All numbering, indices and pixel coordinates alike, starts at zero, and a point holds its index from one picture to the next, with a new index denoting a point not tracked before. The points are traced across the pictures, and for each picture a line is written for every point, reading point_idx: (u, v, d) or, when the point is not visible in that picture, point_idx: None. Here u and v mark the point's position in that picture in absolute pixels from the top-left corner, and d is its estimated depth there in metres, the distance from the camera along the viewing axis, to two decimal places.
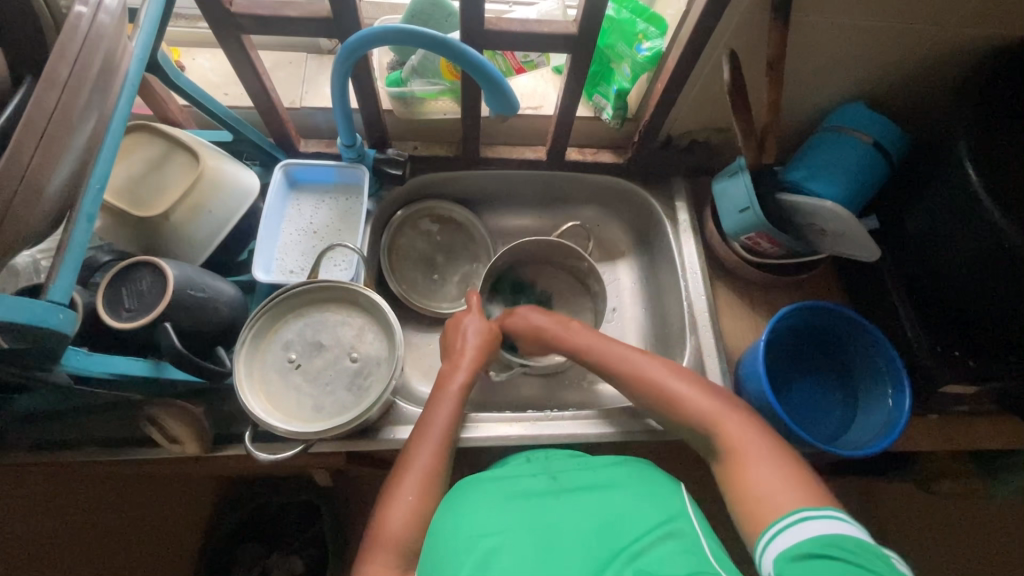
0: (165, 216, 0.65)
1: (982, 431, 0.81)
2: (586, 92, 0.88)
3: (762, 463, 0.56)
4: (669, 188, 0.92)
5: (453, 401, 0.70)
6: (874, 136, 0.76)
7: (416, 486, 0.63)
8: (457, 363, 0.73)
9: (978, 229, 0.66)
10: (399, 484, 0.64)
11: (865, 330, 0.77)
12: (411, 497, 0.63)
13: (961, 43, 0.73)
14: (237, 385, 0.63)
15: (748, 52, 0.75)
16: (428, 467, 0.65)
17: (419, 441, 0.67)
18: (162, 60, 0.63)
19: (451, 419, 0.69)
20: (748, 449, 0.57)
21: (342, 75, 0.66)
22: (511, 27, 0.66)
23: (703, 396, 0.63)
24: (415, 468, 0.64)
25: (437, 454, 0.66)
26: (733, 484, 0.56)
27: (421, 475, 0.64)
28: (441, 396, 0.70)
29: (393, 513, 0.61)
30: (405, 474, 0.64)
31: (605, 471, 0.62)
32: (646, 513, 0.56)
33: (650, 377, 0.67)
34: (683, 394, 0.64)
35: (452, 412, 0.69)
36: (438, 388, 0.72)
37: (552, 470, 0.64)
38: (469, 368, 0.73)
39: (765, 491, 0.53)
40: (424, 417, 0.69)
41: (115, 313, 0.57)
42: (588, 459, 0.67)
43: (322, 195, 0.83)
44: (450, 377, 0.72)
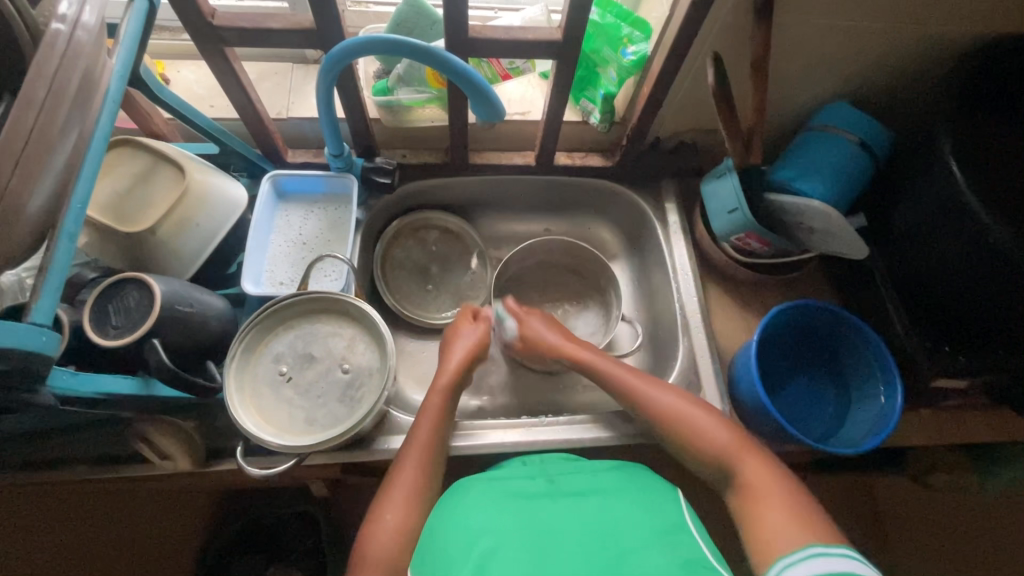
0: (152, 231, 0.65)
1: (974, 425, 0.82)
2: (573, 96, 0.88)
3: (775, 504, 0.56)
4: (659, 190, 0.92)
5: (433, 415, 0.69)
6: (859, 135, 0.77)
7: (398, 503, 0.62)
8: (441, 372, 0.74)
9: (963, 227, 0.66)
10: (383, 498, 0.63)
11: (853, 326, 0.78)
12: (389, 516, 0.62)
13: (942, 41, 0.74)
14: (227, 400, 0.62)
15: (733, 54, 0.75)
16: (410, 485, 0.64)
17: (404, 456, 0.66)
18: (145, 75, 0.63)
19: (432, 435, 0.68)
20: (765, 488, 0.58)
21: (327, 85, 0.66)
22: (495, 34, 0.66)
23: (732, 433, 0.64)
24: (399, 484, 0.64)
25: (422, 468, 0.65)
26: (750, 522, 0.57)
27: (407, 490, 0.64)
28: (425, 409, 0.70)
29: (375, 533, 0.60)
30: (392, 490, 0.64)
31: (597, 478, 0.64)
32: (643, 518, 0.57)
33: (669, 409, 0.68)
34: (706, 425, 0.65)
35: (435, 426, 0.69)
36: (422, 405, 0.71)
37: (549, 474, 0.65)
38: (455, 374, 0.74)
39: (781, 526, 0.54)
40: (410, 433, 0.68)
41: (101, 330, 0.57)
42: (582, 463, 0.67)
43: (310, 205, 0.83)
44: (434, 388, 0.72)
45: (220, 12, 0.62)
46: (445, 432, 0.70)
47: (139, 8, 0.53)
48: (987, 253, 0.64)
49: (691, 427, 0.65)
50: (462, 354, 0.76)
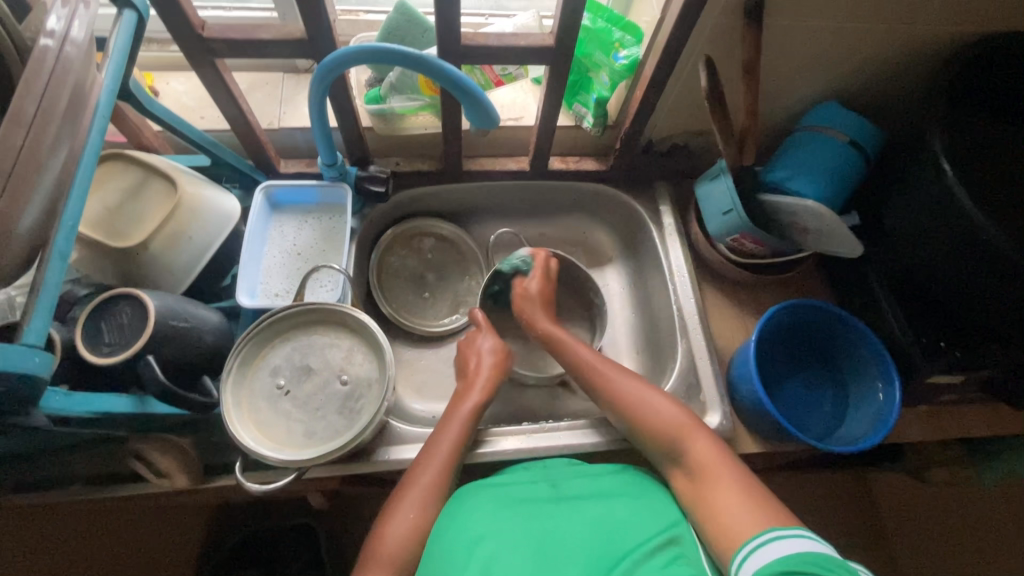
0: (144, 245, 0.64)
1: (968, 420, 0.82)
2: (566, 101, 0.88)
3: (725, 486, 0.57)
4: (653, 193, 0.93)
5: (460, 419, 0.70)
6: (851, 134, 0.77)
7: (419, 503, 0.62)
8: (471, 385, 0.73)
9: (954, 225, 0.66)
10: (402, 497, 0.63)
11: (850, 324, 0.78)
12: (412, 513, 0.62)
13: (929, 40, 0.75)
14: (225, 415, 0.61)
15: (724, 57, 0.75)
16: (434, 482, 0.64)
17: (427, 457, 0.66)
18: (135, 88, 0.62)
19: (460, 437, 0.68)
20: (713, 468, 0.59)
21: (318, 96, 0.65)
22: (487, 41, 0.66)
23: (680, 415, 0.65)
24: (419, 485, 0.63)
25: (444, 468, 0.65)
26: (701, 500, 0.59)
27: (427, 492, 0.63)
28: (451, 415, 0.70)
29: (394, 528, 0.61)
30: (409, 490, 0.63)
31: (601, 481, 0.63)
32: (644, 522, 0.57)
33: (625, 394, 0.69)
34: (660, 408, 0.66)
35: (463, 427, 0.69)
36: (449, 407, 0.72)
37: (550, 478, 0.64)
38: (484, 389, 0.73)
39: (732, 505, 0.56)
40: (435, 436, 0.68)
41: (95, 349, 0.56)
42: (583, 465, 0.66)
43: (304, 216, 0.82)
44: (465, 399, 0.72)
45: (209, 24, 0.61)
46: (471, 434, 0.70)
47: (127, 22, 0.52)
48: (979, 252, 0.64)
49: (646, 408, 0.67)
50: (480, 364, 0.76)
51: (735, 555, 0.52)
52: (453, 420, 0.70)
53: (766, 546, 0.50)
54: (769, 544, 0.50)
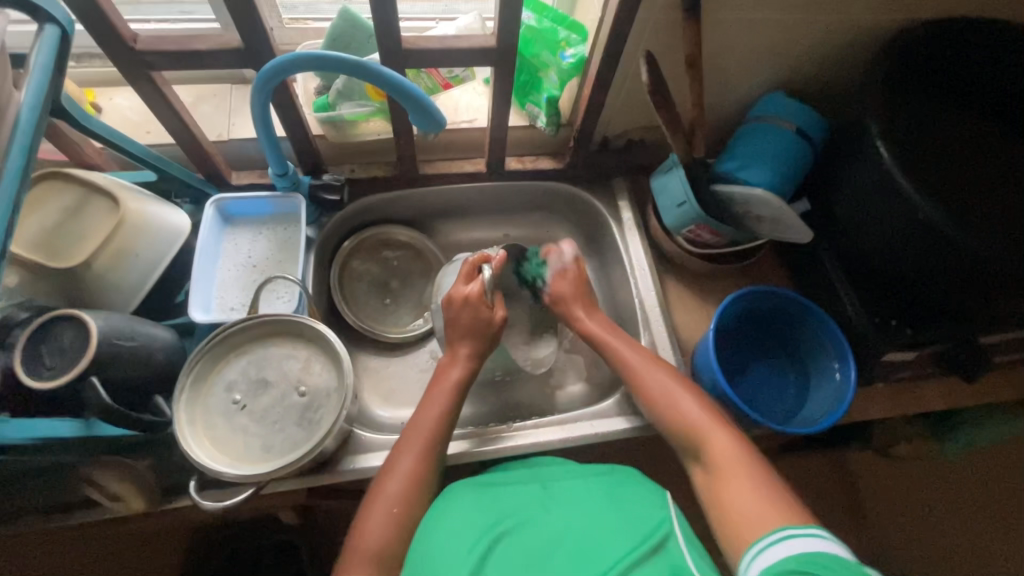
0: (87, 265, 0.62)
1: (924, 396, 0.85)
2: (518, 101, 0.89)
3: (740, 477, 0.58)
4: (611, 188, 0.94)
5: (444, 397, 0.68)
6: (795, 122, 0.80)
7: (402, 497, 0.62)
8: (454, 356, 0.71)
9: (894, 204, 0.68)
10: (382, 488, 0.62)
11: (805, 308, 0.80)
12: (395, 508, 0.61)
13: (864, 27, 0.77)
14: (178, 433, 0.60)
15: (668, 52, 0.77)
16: (414, 473, 0.63)
17: (407, 443, 0.65)
18: (69, 105, 0.61)
19: (441, 416, 0.67)
20: (732, 463, 0.59)
21: (262, 104, 0.64)
22: (430, 44, 0.66)
23: (706, 412, 0.65)
24: (397, 473, 0.63)
25: (424, 459, 0.64)
26: (716, 500, 0.58)
27: (404, 480, 0.63)
28: (434, 393, 0.69)
29: (372, 524, 0.60)
30: (388, 477, 0.63)
31: (588, 483, 0.64)
32: (629, 524, 0.56)
33: (650, 387, 0.69)
34: (690, 411, 0.65)
35: (444, 408, 0.67)
36: (432, 382, 0.71)
37: (543, 481, 0.65)
38: (466, 360, 0.71)
39: (749, 503, 0.55)
40: (414, 418, 0.67)
41: (35, 373, 0.54)
42: (568, 468, 0.67)
43: (258, 227, 0.81)
44: (446, 375, 0.70)
45: (142, 37, 0.60)
46: (453, 415, 0.68)
47: (49, 38, 0.50)
48: (918, 231, 0.66)
49: (675, 402, 0.66)
50: (459, 371, 0.70)
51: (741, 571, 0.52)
52: (433, 397, 0.69)
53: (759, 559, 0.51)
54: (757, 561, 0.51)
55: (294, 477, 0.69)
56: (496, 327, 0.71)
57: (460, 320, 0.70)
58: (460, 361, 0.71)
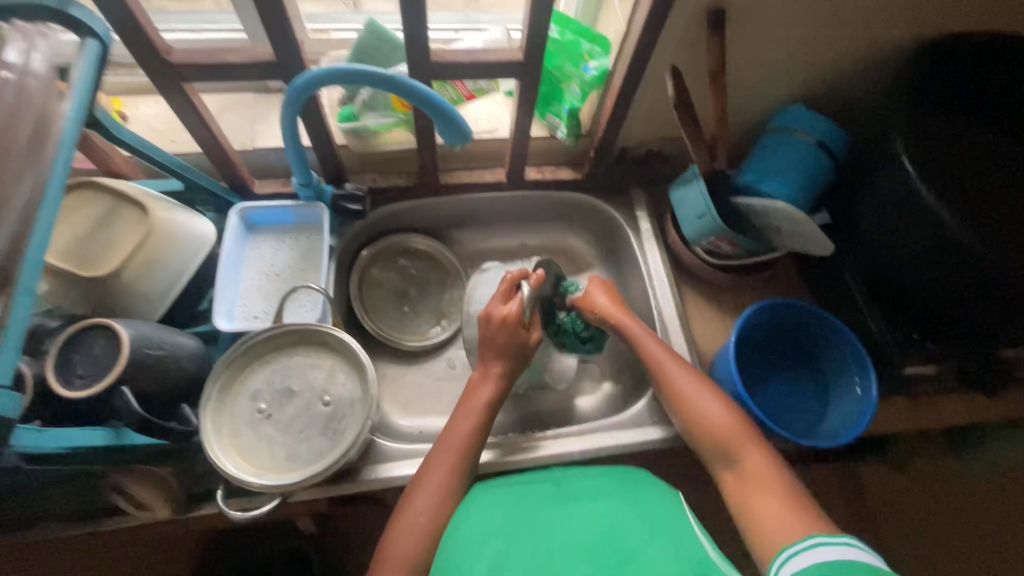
0: (116, 274, 0.63)
1: (946, 409, 0.84)
2: (540, 112, 0.89)
3: (764, 492, 0.58)
4: (629, 199, 0.94)
5: (474, 414, 0.68)
6: (817, 136, 0.79)
7: (431, 507, 0.61)
8: (485, 373, 0.71)
9: (918, 219, 0.68)
10: (412, 500, 0.62)
11: (827, 321, 0.80)
12: (422, 518, 0.61)
13: (887, 41, 0.77)
14: (205, 443, 0.60)
15: (691, 65, 0.77)
16: (444, 484, 0.63)
17: (439, 455, 0.65)
18: (102, 116, 0.61)
19: (474, 435, 0.67)
20: (758, 476, 0.59)
21: (291, 116, 0.65)
22: (457, 57, 0.67)
23: (733, 420, 0.64)
24: (429, 487, 0.63)
25: (454, 472, 0.64)
26: (743, 508, 0.59)
27: (435, 492, 0.62)
28: (465, 409, 0.68)
29: (401, 534, 0.60)
30: (419, 492, 0.63)
31: (605, 482, 0.64)
32: (646, 522, 0.56)
33: (684, 393, 0.69)
34: (717, 418, 0.65)
35: (476, 425, 0.67)
36: (464, 398, 0.70)
37: (558, 478, 0.66)
38: (496, 379, 0.70)
39: (774, 514, 0.56)
40: (447, 432, 0.67)
41: (67, 382, 0.55)
42: (584, 471, 0.67)
43: (280, 236, 0.81)
44: (479, 390, 0.70)
45: (175, 49, 0.61)
46: (484, 432, 0.68)
47: (90, 51, 0.51)
48: (941, 246, 0.66)
49: (699, 409, 0.66)
50: (490, 390, 0.70)
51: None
52: (466, 415, 0.68)
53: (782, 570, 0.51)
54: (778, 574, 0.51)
55: (317, 486, 0.69)
56: (529, 348, 0.71)
57: (497, 340, 0.70)
58: (491, 379, 0.70)
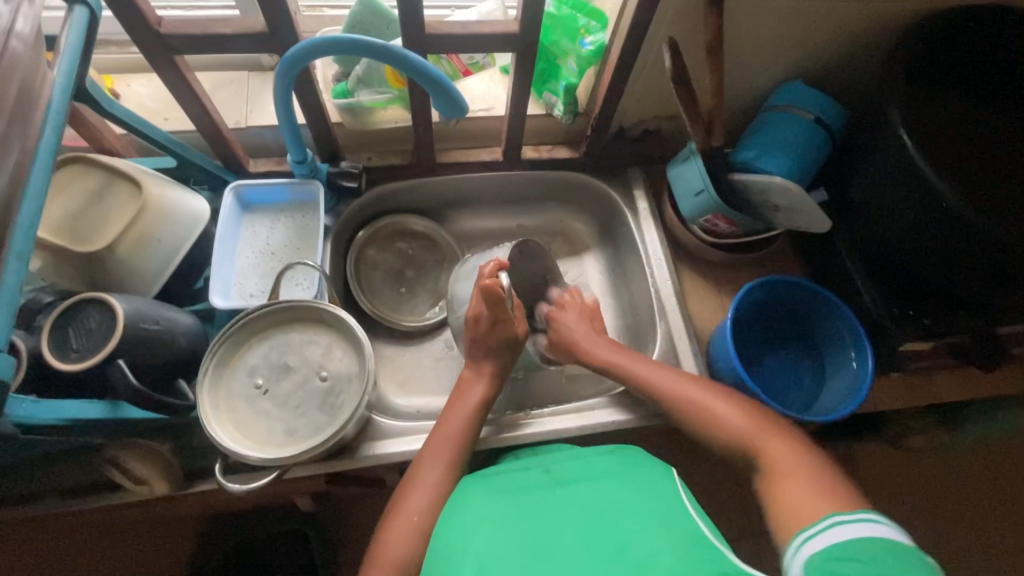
0: (110, 249, 0.63)
1: (940, 385, 0.85)
2: (536, 90, 0.88)
3: (792, 478, 0.55)
4: (627, 178, 0.94)
5: (464, 413, 0.70)
6: (815, 112, 0.79)
7: (424, 504, 0.62)
8: (477, 372, 0.73)
9: (916, 195, 0.68)
10: (405, 500, 0.63)
11: (825, 298, 0.80)
12: (416, 516, 0.61)
13: (886, 14, 0.76)
14: (202, 418, 0.60)
15: (688, 40, 0.76)
16: (437, 483, 0.64)
17: (428, 453, 0.66)
18: (92, 89, 0.61)
19: (463, 432, 0.68)
20: (788, 467, 0.56)
21: (284, 89, 0.64)
22: (451, 29, 0.66)
23: (751, 419, 0.62)
24: (423, 486, 0.64)
25: (447, 470, 0.65)
26: (773, 499, 0.55)
27: (429, 492, 0.63)
28: (455, 408, 0.70)
29: (395, 531, 0.60)
30: (412, 491, 0.63)
31: (591, 463, 0.64)
32: (635, 497, 0.57)
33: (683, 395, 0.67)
34: (739, 419, 0.63)
35: (468, 422, 0.69)
36: (455, 397, 0.72)
37: (545, 466, 0.66)
38: (486, 379, 0.73)
39: (803, 500, 0.52)
40: (436, 431, 0.68)
41: (63, 355, 0.55)
42: (582, 453, 0.68)
43: (276, 215, 0.81)
44: (468, 391, 0.72)
45: (166, 20, 0.60)
46: (476, 428, 0.69)
47: (78, 18, 0.51)
48: (942, 223, 0.66)
49: (716, 413, 0.64)
50: (481, 389, 0.72)
51: (798, 536, 0.49)
52: (454, 414, 0.70)
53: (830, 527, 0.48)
54: (829, 531, 0.47)
55: (314, 462, 0.69)
56: (518, 341, 0.74)
57: (487, 340, 0.72)
58: (483, 378, 0.73)
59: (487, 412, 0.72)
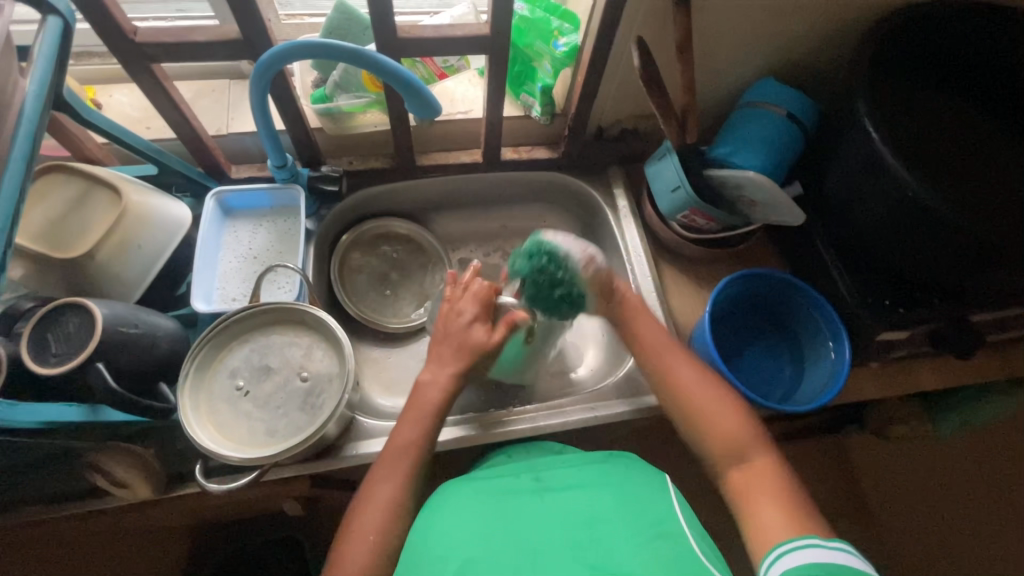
0: (91, 256, 0.63)
1: (920, 375, 0.86)
2: (513, 92, 0.90)
3: (762, 505, 0.57)
4: (607, 177, 0.95)
5: (418, 421, 0.64)
6: (787, 107, 0.81)
7: (378, 524, 0.58)
8: (433, 376, 0.67)
9: (886, 187, 0.69)
10: (358, 519, 0.59)
11: (801, 289, 0.81)
12: (372, 535, 0.57)
13: (851, 11, 0.78)
14: (183, 419, 0.61)
15: (658, 40, 0.78)
16: (393, 497, 0.60)
17: (385, 469, 0.61)
18: (70, 98, 0.62)
19: (419, 443, 0.63)
20: (767, 485, 0.58)
21: (260, 93, 0.65)
22: (424, 33, 0.67)
23: (744, 429, 0.62)
24: (377, 501, 0.59)
25: (401, 487, 0.60)
26: (749, 518, 0.57)
27: (382, 509, 0.59)
28: (409, 414, 0.65)
29: (354, 550, 0.56)
30: (368, 506, 0.59)
31: (582, 469, 0.65)
32: (627, 511, 0.58)
33: (691, 394, 0.66)
34: (736, 428, 0.62)
35: (425, 424, 0.65)
36: (408, 403, 0.66)
37: (535, 471, 0.66)
38: (445, 383, 0.66)
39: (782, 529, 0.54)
40: (391, 441, 0.63)
41: (41, 360, 0.55)
42: (567, 457, 0.68)
43: (258, 219, 0.82)
44: (422, 392, 0.66)
45: (141, 29, 0.61)
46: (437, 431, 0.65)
47: (52, 28, 0.52)
48: (912, 213, 0.67)
49: (715, 419, 0.64)
50: (438, 393, 0.66)
51: (770, 551, 0.53)
52: (410, 422, 0.65)
53: (805, 547, 0.51)
54: (801, 550, 0.51)
55: (297, 463, 0.69)
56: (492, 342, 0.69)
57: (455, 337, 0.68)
58: (440, 382, 0.66)
59: (445, 416, 0.67)
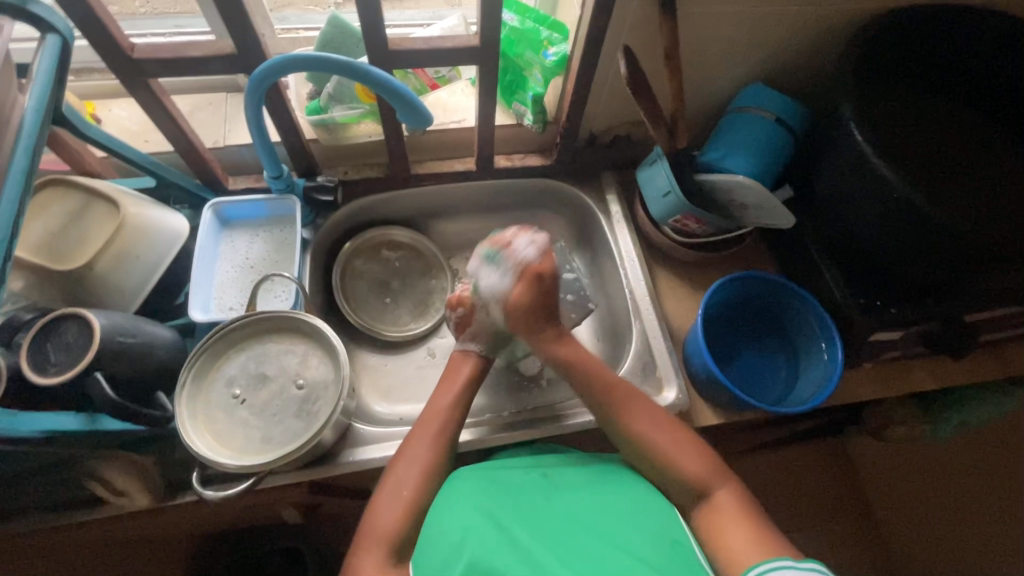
0: (89, 267, 0.65)
1: (916, 375, 0.86)
2: (505, 101, 0.91)
3: (739, 524, 0.59)
4: (599, 183, 0.96)
5: (456, 386, 0.72)
6: (775, 112, 0.82)
7: (414, 480, 0.63)
8: (465, 353, 0.76)
9: (871, 188, 0.70)
10: (395, 474, 0.64)
11: (792, 291, 0.82)
12: (407, 491, 0.62)
13: (835, 17, 0.80)
14: (180, 427, 0.62)
15: (646, 48, 0.79)
16: (429, 455, 0.65)
17: (425, 426, 0.67)
18: (69, 113, 0.63)
19: (455, 406, 0.70)
20: (728, 514, 0.60)
21: (255, 105, 0.66)
22: (414, 45, 0.68)
23: (705, 462, 0.64)
24: (414, 457, 0.65)
25: (439, 446, 0.66)
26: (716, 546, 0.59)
27: (419, 466, 0.64)
28: (449, 381, 0.72)
29: (385, 509, 0.61)
30: (403, 462, 0.64)
31: (580, 473, 0.65)
32: (631, 514, 0.59)
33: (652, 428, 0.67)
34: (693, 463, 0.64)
35: (457, 396, 0.70)
36: (446, 374, 0.74)
37: (543, 468, 0.66)
38: (477, 358, 0.75)
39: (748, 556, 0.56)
40: (433, 401, 0.70)
41: (41, 371, 0.56)
42: (561, 458, 0.68)
43: (255, 229, 0.83)
44: (461, 366, 0.74)
45: (138, 46, 0.63)
46: (468, 404, 0.71)
47: (51, 46, 0.54)
48: (898, 213, 0.68)
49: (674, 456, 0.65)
50: (469, 368, 0.74)
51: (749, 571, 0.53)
52: (449, 386, 0.72)
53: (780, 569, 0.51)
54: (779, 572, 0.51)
55: (294, 470, 0.70)
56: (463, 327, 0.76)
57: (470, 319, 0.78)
58: (470, 358, 0.75)
59: (479, 386, 0.74)
